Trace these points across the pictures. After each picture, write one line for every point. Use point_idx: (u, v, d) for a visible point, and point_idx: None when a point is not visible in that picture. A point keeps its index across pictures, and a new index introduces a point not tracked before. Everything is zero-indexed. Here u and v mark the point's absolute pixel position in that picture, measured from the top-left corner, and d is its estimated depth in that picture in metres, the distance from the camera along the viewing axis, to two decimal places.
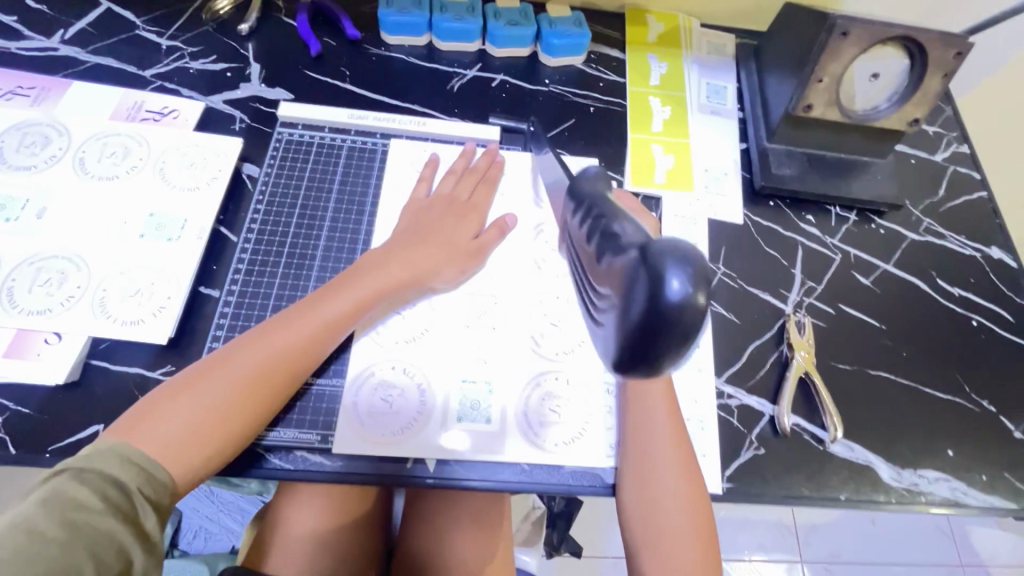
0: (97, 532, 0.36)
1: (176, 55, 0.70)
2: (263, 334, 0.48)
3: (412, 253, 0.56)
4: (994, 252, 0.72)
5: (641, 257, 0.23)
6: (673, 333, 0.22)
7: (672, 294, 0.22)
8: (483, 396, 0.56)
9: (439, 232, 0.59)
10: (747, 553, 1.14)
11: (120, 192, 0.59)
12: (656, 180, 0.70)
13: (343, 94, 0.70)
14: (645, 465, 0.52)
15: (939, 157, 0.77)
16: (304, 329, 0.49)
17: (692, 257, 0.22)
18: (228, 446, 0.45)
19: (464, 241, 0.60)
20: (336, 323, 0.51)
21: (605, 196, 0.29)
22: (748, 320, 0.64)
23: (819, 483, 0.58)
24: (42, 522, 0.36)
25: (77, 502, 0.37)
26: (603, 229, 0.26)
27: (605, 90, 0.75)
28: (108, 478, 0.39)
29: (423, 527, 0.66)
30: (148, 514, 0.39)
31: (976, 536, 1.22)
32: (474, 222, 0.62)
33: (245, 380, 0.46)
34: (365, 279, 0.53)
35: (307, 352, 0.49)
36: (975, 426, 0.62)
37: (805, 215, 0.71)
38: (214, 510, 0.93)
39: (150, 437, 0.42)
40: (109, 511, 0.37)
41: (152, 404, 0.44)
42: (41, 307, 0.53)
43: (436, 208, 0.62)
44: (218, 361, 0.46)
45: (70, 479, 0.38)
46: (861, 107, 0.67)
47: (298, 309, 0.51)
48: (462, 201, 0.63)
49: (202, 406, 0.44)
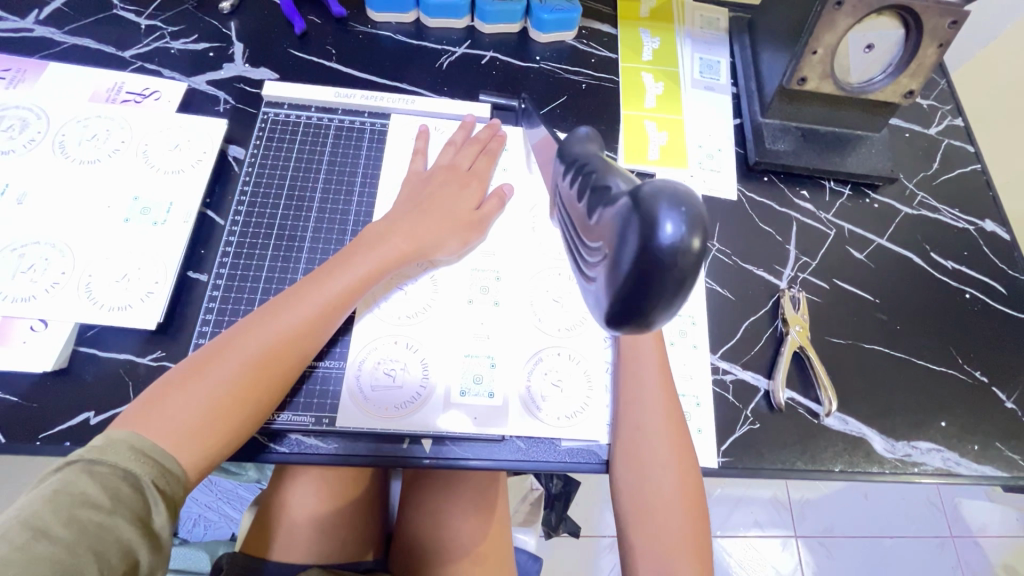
0: (104, 532, 0.35)
1: (156, 35, 0.68)
2: (266, 315, 0.48)
3: (414, 224, 0.55)
4: (988, 225, 0.72)
5: (632, 205, 0.25)
6: (668, 277, 0.24)
7: (664, 235, 0.23)
8: (484, 370, 0.56)
9: (440, 202, 0.58)
10: (743, 530, 1.16)
11: (102, 176, 0.58)
12: (649, 157, 0.69)
13: (330, 73, 0.69)
14: (638, 437, 0.52)
15: (934, 130, 0.76)
16: (311, 306, 0.49)
17: (683, 203, 0.24)
18: (242, 429, 0.45)
19: (465, 212, 0.59)
20: (341, 299, 0.50)
21: (598, 159, 0.31)
22: (742, 297, 0.64)
23: (814, 457, 0.58)
24: (49, 519, 0.35)
25: (86, 499, 0.36)
26: (598, 187, 0.29)
27: (597, 66, 0.74)
28: (121, 472, 0.38)
29: (422, 508, 0.66)
30: (159, 511, 0.38)
31: (966, 508, 1.24)
32: (475, 193, 0.61)
33: (254, 362, 0.45)
34: (366, 255, 0.52)
35: (314, 329, 0.49)
36: (968, 396, 0.62)
37: (799, 190, 0.70)
38: (214, 498, 0.95)
39: (162, 427, 0.41)
40: (118, 510, 0.36)
41: (158, 393, 0.43)
42: (25, 294, 0.52)
43: (433, 180, 0.60)
44: (223, 346, 0.46)
45: (81, 472, 0.37)
46: (856, 81, 0.66)
47: (301, 287, 0.50)
48: (461, 171, 0.61)
49: (213, 391, 0.44)
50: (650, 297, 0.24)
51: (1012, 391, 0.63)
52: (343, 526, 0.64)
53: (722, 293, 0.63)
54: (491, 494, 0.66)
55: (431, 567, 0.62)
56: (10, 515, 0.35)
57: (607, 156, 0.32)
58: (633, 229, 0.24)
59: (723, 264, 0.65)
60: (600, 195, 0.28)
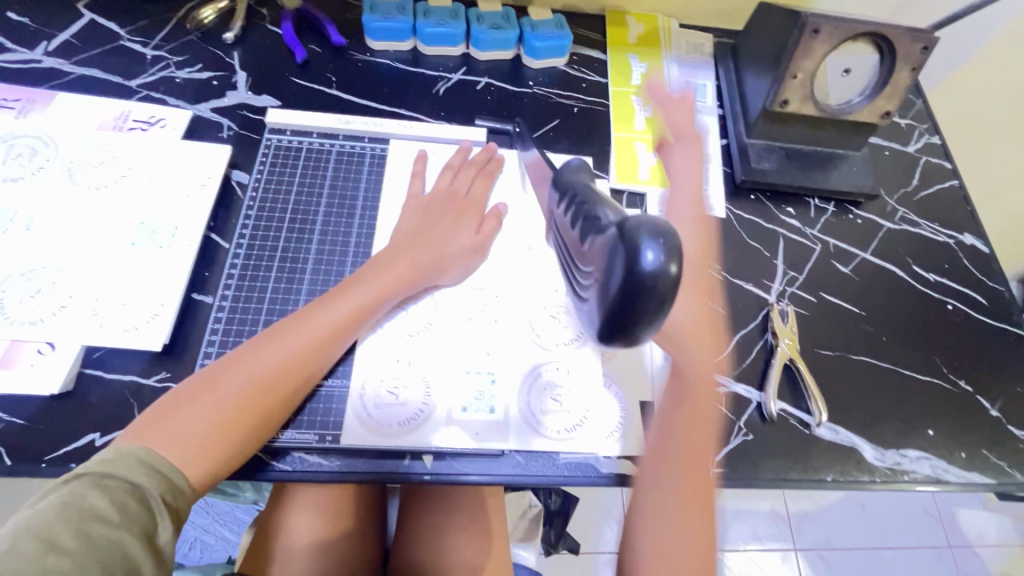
0: (111, 546, 0.36)
1: (162, 65, 0.70)
2: (273, 335, 0.50)
3: (416, 251, 0.58)
4: (967, 239, 0.74)
5: (619, 236, 0.29)
6: (650, 297, 0.28)
7: (646, 261, 0.27)
8: (485, 386, 0.57)
9: (441, 228, 0.61)
10: (743, 544, 1.16)
11: (110, 201, 0.60)
12: (640, 177, 0.71)
13: (330, 100, 0.71)
14: (659, 461, 0.54)
15: (912, 148, 0.79)
16: (316, 328, 0.51)
17: (661, 235, 0.28)
18: (245, 447, 0.46)
19: (464, 238, 0.62)
20: (346, 322, 0.52)
21: (592, 192, 0.36)
22: (732, 310, 0.66)
23: (806, 467, 0.59)
24: (59, 532, 0.35)
25: (96, 512, 0.37)
26: (590, 217, 0.33)
27: (588, 90, 0.77)
28: (129, 486, 0.39)
29: (420, 525, 0.66)
30: (165, 525, 0.39)
31: (962, 517, 1.25)
32: (474, 219, 0.63)
33: (259, 381, 0.47)
34: (370, 281, 0.55)
35: (319, 351, 0.51)
36: (952, 405, 0.64)
37: (785, 207, 0.73)
38: (211, 521, 0.94)
39: (169, 441, 0.43)
40: (125, 524, 0.37)
41: (166, 408, 0.45)
42: (32, 317, 0.53)
43: (434, 206, 0.63)
44: (230, 364, 0.48)
45: (91, 485, 0.38)
46: (835, 102, 0.69)
47: (307, 309, 0.52)
48: (460, 198, 0.64)
49: (218, 409, 0.45)
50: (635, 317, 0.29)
51: (995, 399, 0.65)
52: (344, 540, 0.65)
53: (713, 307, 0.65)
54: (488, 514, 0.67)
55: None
56: (15, 528, 0.35)
57: (596, 192, 0.36)
58: (621, 255, 0.29)
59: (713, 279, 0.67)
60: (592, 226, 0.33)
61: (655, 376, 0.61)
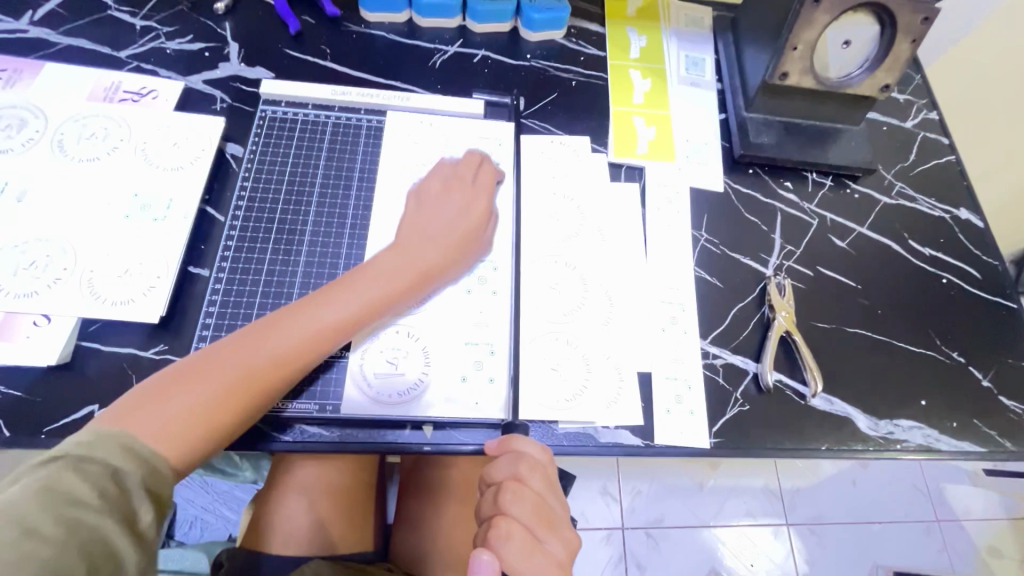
0: (92, 532, 0.33)
1: (152, 35, 0.69)
2: (271, 328, 0.48)
3: (423, 249, 0.56)
4: (963, 213, 0.75)
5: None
6: None
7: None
8: (485, 357, 0.58)
9: (439, 217, 0.58)
10: (736, 519, 1.18)
11: (102, 173, 0.59)
12: (638, 151, 0.71)
13: (325, 72, 0.70)
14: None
15: (910, 123, 0.79)
16: (314, 327, 0.49)
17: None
18: (224, 436, 0.45)
19: (467, 232, 0.59)
20: (346, 324, 0.51)
21: None
22: (730, 284, 0.66)
23: (801, 436, 0.60)
24: (35, 518, 0.32)
25: (74, 498, 0.34)
26: None
27: (587, 64, 0.76)
28: (110, 470, 0.36)
29: (420, 500, 0.69)
30: (148, 513, 0.36)
31: (950, 492, 1.27)
32: (473, 206, 0.60)
33: (252, 371, 0.46)
34: (375, 282, 0.53)
35: (316, 351, 0.50)
36: (945, 375, 0.65)
37: (783, 181, 0.73)
38: (211, 500, 0.95)
39: (150, 423, 0.41)
40: (107, 509, 0.34)
41: (152, 390, 0.43)
42: (27, 290, 0.53)
43: (432, 196, 0.60)
44: (224, 352, 0.46)
45: (68, 468, 0.35)
46: (835, 75, 0.69)
47: (307, 303, 0.50)
48: (457, 184, 0.61)
49: (209, 396, 0.44)
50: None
51: (987, 369, 0.66)
52: (342, 516, 0.65)
53: (710, 280, 0.66)
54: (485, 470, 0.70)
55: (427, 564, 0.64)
56: None
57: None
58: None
59: (711, 253, 0.67)
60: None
61: (652, 348, 0.61)
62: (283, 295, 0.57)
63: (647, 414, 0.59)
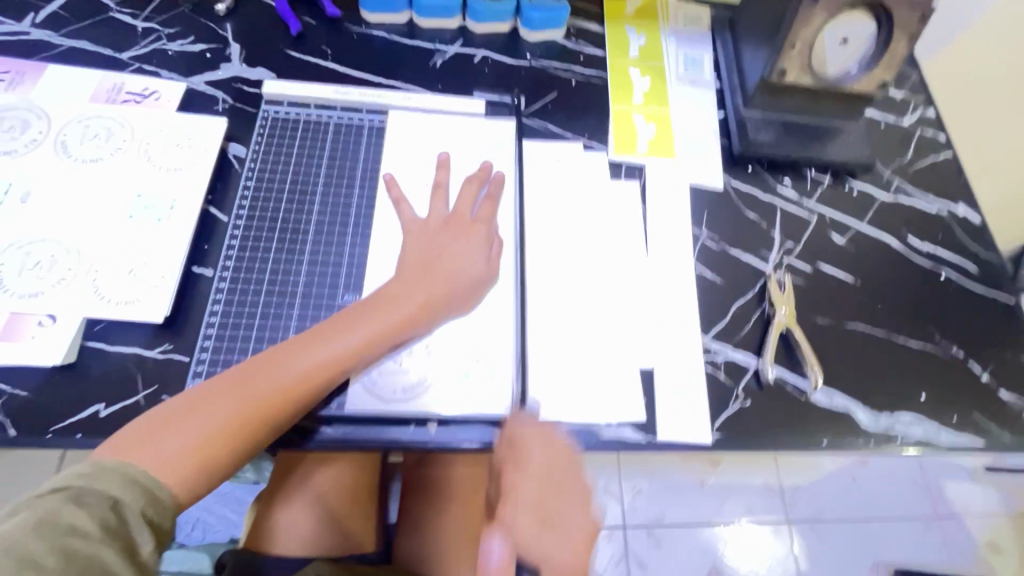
0: (93, 562, 0.36)
1: (153, 37, 0.69)
2: (268, 363, 0.48)
3: (430, 281, 0.56)
4: (960, 209, 0.75)
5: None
6: None
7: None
8: (488, 353, 0.58)
9: (446, 258, 0.57)
10: (736, 518, 1.19)
11: (106, 174, 0.59)
12: (639, 149, 0.71)
13: (326, 73, 0.70)
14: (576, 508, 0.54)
15: (907, 120, 0.80)
16: (313, 364, 0.48)
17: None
18: (227, 468, 0.45)
19: (470, 268, 0.58)
20: (344, 359, 0.50)
21: None
22: (730, 280, 0.66)
23: (802, 431, 0.61)
24: (37, 548, 0.35)
25: (75, 529, 0.36)
26: None
27: (586, 63, 0.76)
28: (109, 501, 0.38)
29: (423, 501, 0.69)
30: (146, 541, 0.38)
31: (950, 489, 1.28)
32: (482, 243, 0.59)
33: (258, 403, 0.46)
34: (375, 317, 0.52)
35: (314, 389, 0.49)
36: (944, 370, 0.66)
37: (782, 178, 0.73)
38: (213, 501, 0.95)
39: (154, 455, 0.42)
40: (107, 539, 0.36)
41: (157, 420, 0.44)
42: (32, 291, 0.53)
43: (434, 233, 0.59)
44: (230, 382, 0.46)
45: (70, 501, 0.37)
46: (833, 72, 0.69)
47: (306, 339, 0.50)
48: (466, 219, 0.60)
49: (213, 426, 0.44)
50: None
51: (986, 364, 0.67)
52: (345, 517, 0.65)
53: (711, 277, 0.66)
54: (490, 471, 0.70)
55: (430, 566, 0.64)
56: None
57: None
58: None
59: (711, 250, 0.67)
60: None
61: (653, 345, 0.61)
62: (287, 294, 0.57)
63: (650, 410, 0.59)
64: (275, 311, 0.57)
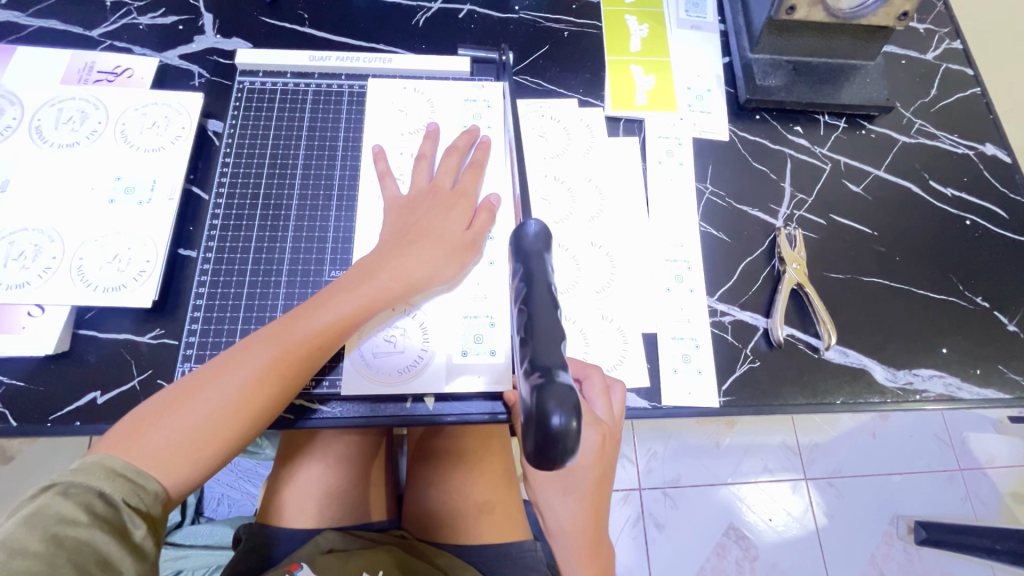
0: (83, 545, 0.35)
1: (123, 12, 0.66)
2: (249, 348, 0.45)
3: (410, 253, 0.51)
4: (988, 149, 0.70)
5: (537, 391, 0.33)
6: (560, 449, 0.32)
7: (552, 425, 0.32)
8: (485, 329, 0.56)
9: (425, 224, 0.54)
10: (754, 477, 1.18)
11: (84, 159, 0.57)
12: (637, 103, 0.67)
13: (304, 39, 0.67)
14: (560, 491, 0.55)
15: (931, 56, 0.73)
16: (292, 343, 0.46)
17: (567, 400, 0.33)
18: (223, 457, 0.44)
19: (456, 236, 0.54)
20: (326, 337, 0.47)
21: (536, 261, 0.41)
22: (738, 238, 0.63)
23: (815, 391, 0.58)
24: (27, 538, 0.34)
25: (64, 517, 0.36)
26: (526, 328, 0.37)
27: (579, 12, 0.71)
28: (95, 491, 0.37)
29: (430, 471, 0.68)
30: (137, 523, 0.38)
31: (974, 442, 1.25)
32: (465, 212, 0.56)
33: (242, 392, 0.43)
34: (352, 291, 0.49)
35: (301, 368, 0.46)
36: (970, 322, 0.62)
37: (794, 126, 0.68)
38: (235, 477, 0.96)
39: (143, 452, 0.40)
40: (96, 524, 0.36)
41: (143, 416, 0.42)
42: (17, 281, 0.52)
43: (416, 203, 0.56)
44: (210, 374, 0.44)
45: (57, 494, 0.36)
46: (847, 6, 0.62)
47: (284, 322, 0.47)
48: (448, 190, 0.57)
49: (198, 420, 0.42)
50: (543, 462, 0.33)
51: (1014, 314, 0.63)
52: (354, 487, 0.67)
53: (716, 234, 0.63)
54: (494, 440, 0.70)
55: (438, 534, 0.65)
56: None
57: (551, 288, 0.39)
58: (533, 408, 0.33)
59: (717, 206, 0.64)
60: (530, 348, 0.36)
61: (656, 309, 0.59)
62: (273, 272, 0.56)
63: (653, 376, 0.57)
64: (262, 292, 0.55)
